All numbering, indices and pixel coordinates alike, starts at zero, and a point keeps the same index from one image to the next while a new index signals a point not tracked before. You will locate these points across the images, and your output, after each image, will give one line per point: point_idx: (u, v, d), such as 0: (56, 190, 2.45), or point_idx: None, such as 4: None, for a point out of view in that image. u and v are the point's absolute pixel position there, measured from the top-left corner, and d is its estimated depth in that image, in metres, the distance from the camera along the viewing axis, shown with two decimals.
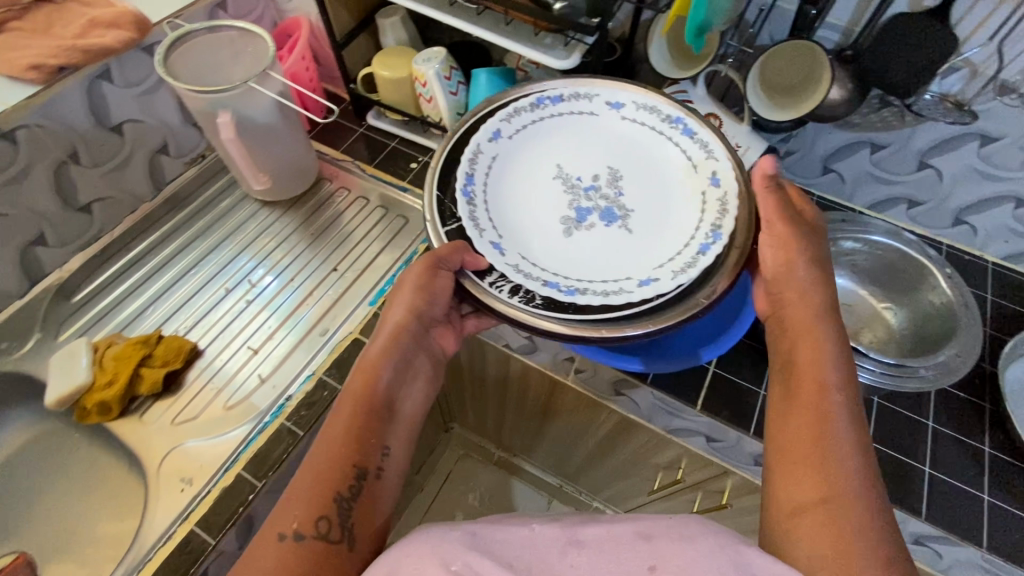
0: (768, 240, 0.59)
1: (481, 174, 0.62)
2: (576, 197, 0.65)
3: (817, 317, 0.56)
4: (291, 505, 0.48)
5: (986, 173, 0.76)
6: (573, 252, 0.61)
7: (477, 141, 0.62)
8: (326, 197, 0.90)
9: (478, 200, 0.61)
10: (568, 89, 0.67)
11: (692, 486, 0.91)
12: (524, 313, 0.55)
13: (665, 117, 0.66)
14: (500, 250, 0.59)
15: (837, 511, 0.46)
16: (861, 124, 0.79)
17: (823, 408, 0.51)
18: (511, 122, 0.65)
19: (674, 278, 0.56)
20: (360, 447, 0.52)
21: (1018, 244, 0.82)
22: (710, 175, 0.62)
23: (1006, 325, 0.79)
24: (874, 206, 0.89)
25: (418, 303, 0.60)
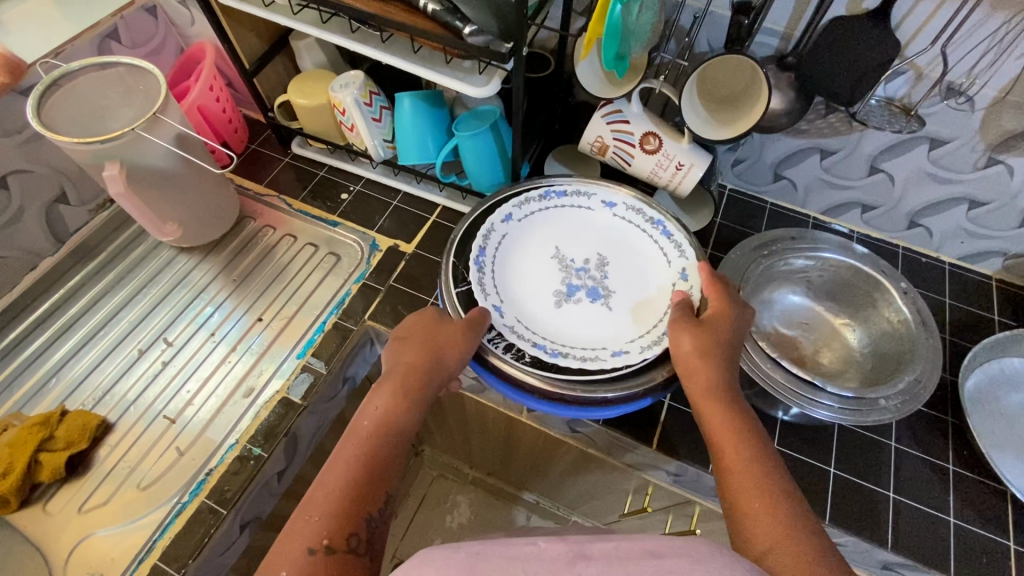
0: (680, 328, 0.56)
1: (492, 248, 0.65)
2: (568, 275, 0.66)
3: (716, 388, 0.53)
4: (312, 529, 0.44)
5: (937, 176, 0.74)
6: (560, 324, 0.62)
7: (490, 221, 0.66)
8: (250, 237, 0.83)
9: (487, 269, 0.63)
10: (571, 184, 0.70)
11: (661, 510, 0.84)
12: (511, 367, 0.58)
13: (650, 218, 0.67)
14: (499, 312, 0.61)
15: (802, 546, 0.43)
16: (809, 131, 0.76)
17: (747, 462, 0.49)
18: (523, 208, 0.68)
19: (643, 352, 0.59)
20: (382, 473, 0.49)
21: (974, 244, 0.80)
22: (680, 270, 0.64)
23: (965, 330, 0.77)
24: (829, 211, 0.86)
25: (442, 358, 0.55)
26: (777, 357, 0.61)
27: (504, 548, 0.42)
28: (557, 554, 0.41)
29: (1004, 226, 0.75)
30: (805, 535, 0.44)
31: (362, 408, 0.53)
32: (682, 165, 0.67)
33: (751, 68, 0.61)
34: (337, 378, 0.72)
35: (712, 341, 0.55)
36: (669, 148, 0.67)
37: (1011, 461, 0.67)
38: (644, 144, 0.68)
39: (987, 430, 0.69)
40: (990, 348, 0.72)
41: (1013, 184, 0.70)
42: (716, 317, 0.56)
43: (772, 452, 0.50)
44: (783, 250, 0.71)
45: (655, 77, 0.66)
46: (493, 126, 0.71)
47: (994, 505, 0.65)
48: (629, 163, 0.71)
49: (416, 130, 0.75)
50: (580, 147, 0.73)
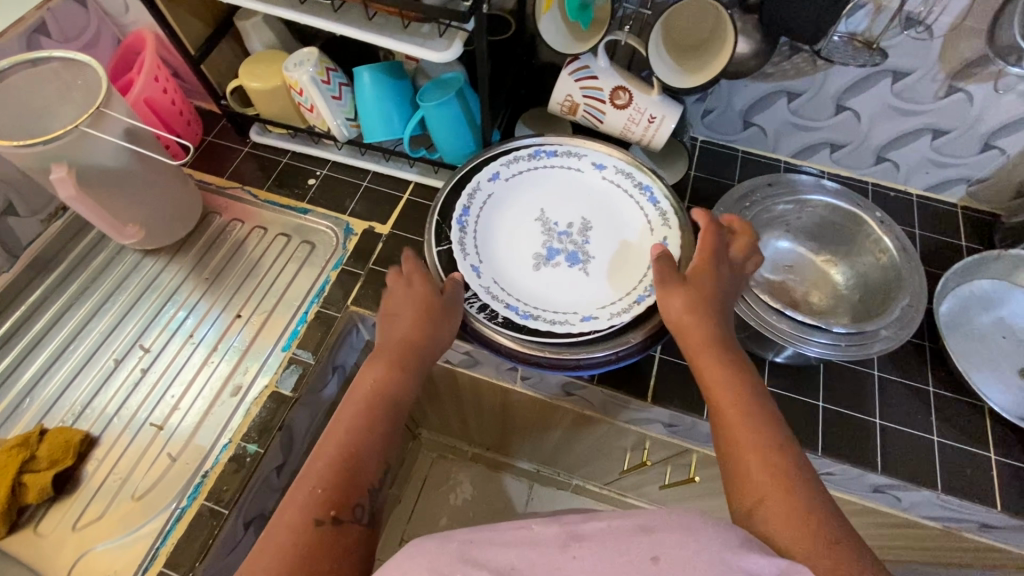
0: (674, 289, 0.55)
1: (477, 208, 0.65)
2: (550, 238, 0.65)
3: (711, 343, 0.53)
4: (317, 502, 0.44)
5: (900, 108, 0.75)
6: (537, 288, 0.61)
7: (476, 180, 0.66)
8: (217, 233, 0.80)
9: (470, 228, 0.63)
10: (561, 145, 0.69)
11: (660, 462, 0.86)
12: (483, 327, 0.57)
13: (638, 183, 0.67)
14: (477, 272, 0.60)
15: (792, 495, 0.44)
16: (775, 74, 0.76)
17: (744, 416, 0.49)
18: (510, 167, 0.68)
19: (611, 319, 0.58)
20: (379, 448, 0.49)
21: (939, 174, 0.82)
22: (661, 239, 0.63)
23: (935, 258, 0.80)
24: (798, 154, 0.87)
25: (417, 337, 0.54)
26: (782, 308, 0.62)
27: (497, 534, 0.42)
28: (551, 537, 0.41)
29: (966, 152, 0.77)
30: (799, 488, 0.45)
31: (357, 380, 0.53)
32: (654, 118, 0.66)
33: (728, 45, 0.59)
34: (327, 366, 0.71)
35: (703, 299, 0.55)
36: (639, 102, 0.66)
37: (986, 375, 0.70)
38: (615, 99, 0.67)
39: (963, 351, 0.72)
40: (960, 271, 0.75)
41: (972, 110, 0.72)
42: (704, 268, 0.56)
43: (770, 404, 0.51)
44: (763, 197, 0.71)
45: (620, 30, 0.65)
46: (458, 93, 0.69)
47: (973, 421, 0.68)
48: (601, 121, 0.69)
49: (380, 105, 0.72)
50: (550, 109, 0.71)
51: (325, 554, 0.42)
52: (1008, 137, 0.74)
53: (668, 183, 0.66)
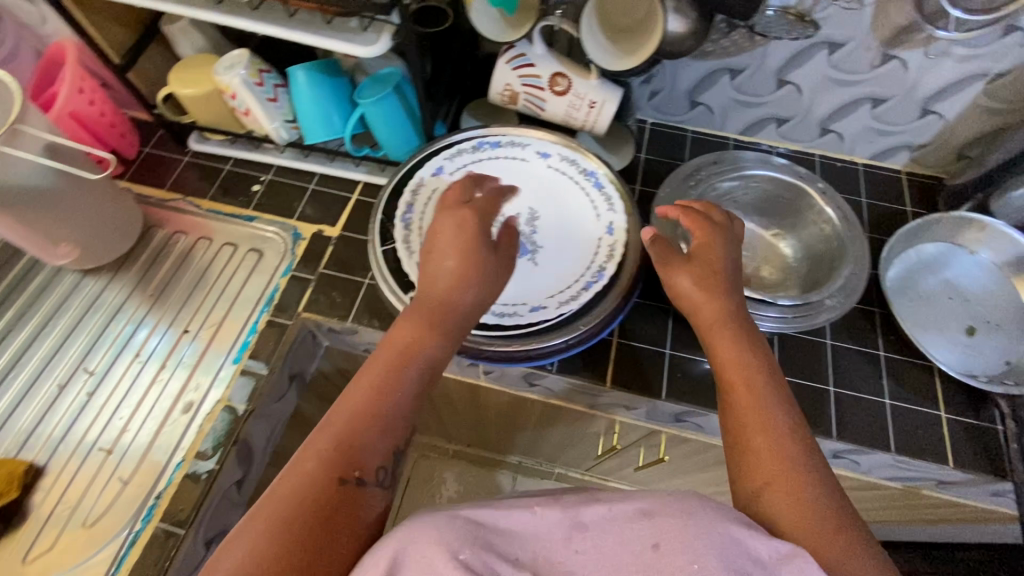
0: (683, 268, 0.57)
1: (421, 204, 0.64)
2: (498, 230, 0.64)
3: (724, 320, 0.54)
4: (336, 458, 0.42)
5: (839, 79, 0.76)
6: None
7: (420, 176, 0.65)
8: (161, 246, 0.77)
9: (415, 226, 0.62)
10: (505, 135, 0.68)
11: (633, 444, 0.87)
12: None
13: (582, 169, 0.67)
14: None
15: (796, 476, 0.44)
16: (715, 52, 0.77)
17: (754, 397, 0.49)
18: (454, 161, 0.67)
19: (560, 308, 0.58)
20: (407, 410, 0.47)
21: (882, 142, 0.83)
22: (607, 224, 0.63)
23: (882, 225, 0.81)
24: (746, 131, 0.87)
25: (460, 292, 0.53)
26: None
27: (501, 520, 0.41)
28: (554, 526, 0.40)
29: (906, 119, 0.79)
30: (806, 473, 0.45)
31: (386, 337, 0.51)
32: (594, 104, 0.66)
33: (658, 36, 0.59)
34: (285, 374, 0.72)
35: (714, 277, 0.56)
36: (578, 87, 0.66)
37: (933, 336, 0.72)
38: (554, 85, 0.66)
39: (911, 314, 0.73)
40: (909, 235, 0.77)
41: (908, 77, 0.73)
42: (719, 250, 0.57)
43: (784, 387, 0.50)
44: (709, 174, 0.71)
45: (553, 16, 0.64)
46: (396, 89, 0.68)
47: (923, 381, 0.70)
48: (542, 109, 0.69)
49: (318, 104, 0.71)
50: (491, 99, 0.70)
51: (338, 517, 0.40)
52: (944, 101, 0.75)
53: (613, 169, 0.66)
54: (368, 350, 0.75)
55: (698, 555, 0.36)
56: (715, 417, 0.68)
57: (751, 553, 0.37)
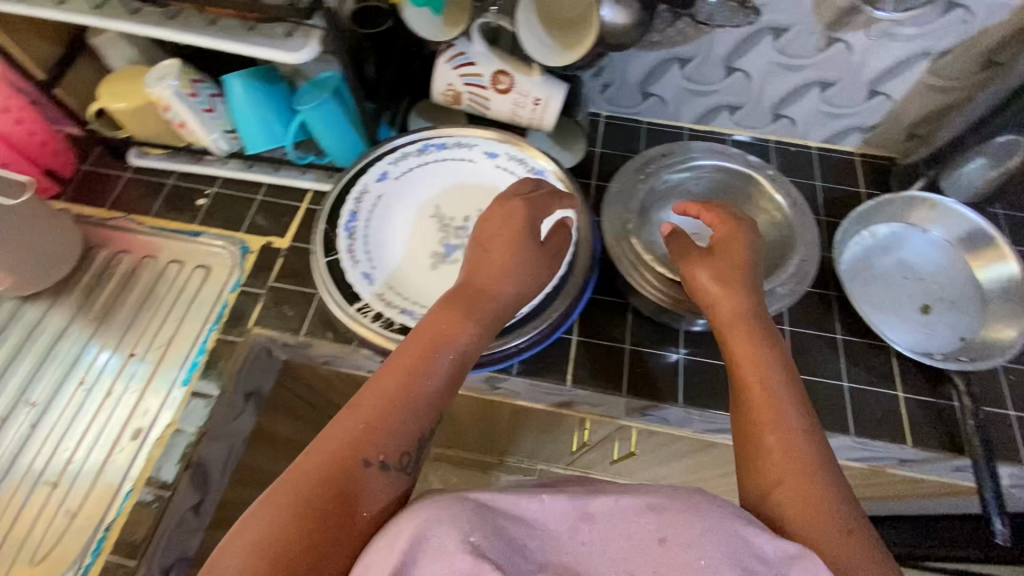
0: (704, 265, 0.57)
1: (365, 211, 0.62)
2: (447, 234, 0.62)
3: (743, 315, 0.54)
4: (362, 439, 0.42)
5: (786, 64, 0.76)
6: (435, 287, 0.59)
7: (363, 182, 0.63)
8: (104, 267, 0.75)
9: (360, 234, 0.60)
10: (450, 137, 0.66)
11: (604, 439, 0.87)
12: (379, 336, 0.55)
13: (531, 168, 0.65)
14: (369, 280, 0.57)
15: (805, 482, 0.44)
16: (662, 41, 0.76)
17: (769, 397, 0.49)
18: (399, 165, 0.65)
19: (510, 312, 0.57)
20: (436, 397, 0.46)
21: (833, 125, 0.83)
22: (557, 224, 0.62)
23: (837, 208, 0.82)
24: (700, 119, 0.87)
25: (493, 278, 0.54)
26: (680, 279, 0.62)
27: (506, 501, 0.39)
28: (559, 516, 0.39)
29: (855, 101, 0.79)
30: (818, 475, 0.44)
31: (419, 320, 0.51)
32: (538, 100, 0.65)
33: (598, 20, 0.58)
34: (239, 393, 0.70)
35: (732, 273, 0.56)
36: (521, 84, 0.64)
37: (890, 318, 0.72)
38: (496, 83, 0.65)
39: (868, 296, 0.74)
40: (865, 215, 0.77)
41: (854, 59, 0.73)
42: (741, 247, 0.57)
43: (798, 388, 0.50)
44: (658, 167, 0.70)
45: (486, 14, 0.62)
46: (334, 94, 0.66)
47: (879, 361, 0.71)
48: (487, 108, 0.67)
49: (256, 113, 0.68)
50: (434, 100, 0.68)
51: (359, 500, 0.40)
52: (891, 82, 0.75)
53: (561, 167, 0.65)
54: (324, 362, 0.73)
55: (704, 551, 0.35)
56: (677, 410, 0.68)
57: (759, 553, 0.36)
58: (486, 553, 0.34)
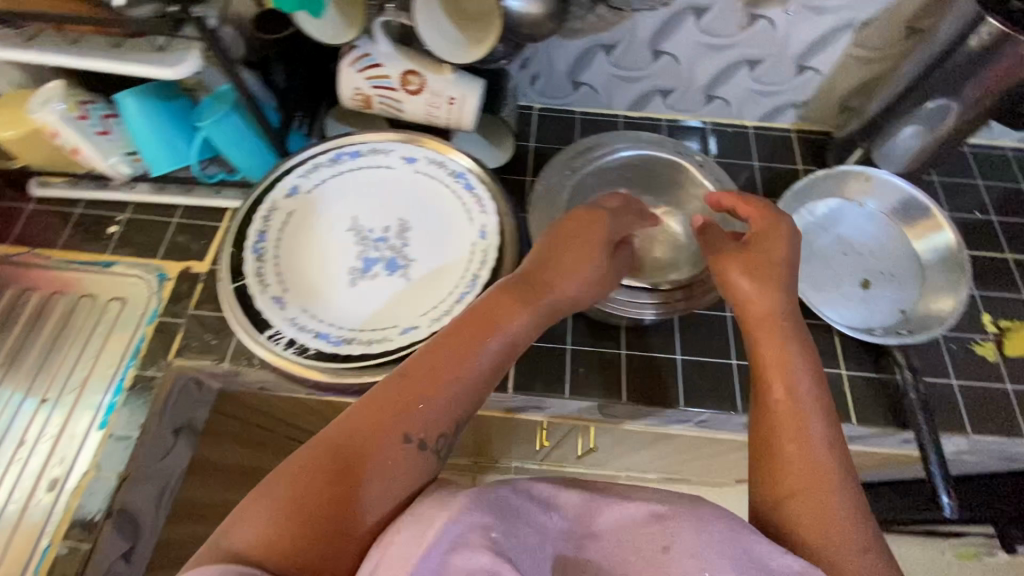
0: (738, 261, 0.55)
1: (275, 230, 0.58)
2: (365, 248, 0.59)
3: (775, 316, 0.52)
4: (403, 413, 0.42)
5: (711, 44, 0.74)
6: (353, 305, 0.55)
7: (272, 199, 0.59)
8: (8, 307, 0.70)
9: (269, 255, 0.57)
10: (364, 144, 0.63)
11: (562, 439, 0.85)
12: (291, 363, 0.51)
13: (452, 171, 0.62)
14: (279, 303, 0.54)
15: (819, 498, 0.43)
16: (584, 28, 0.73)
17: (794, 404, 0.47)
18: (310, 177, 0.62)
19: (432, 326, 0.53)
20: (478, 383, 0.46)
21: (767, 103, 0.82)
22: (480, 228, 0.59)
23: (775, 187, 0.80)
24: (634, 106, 0.84)
25: (559, 273, 0.53)
26: None
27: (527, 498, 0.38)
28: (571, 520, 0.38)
29: (785, 77, 0.77)
30: (838, 486, 0.44)
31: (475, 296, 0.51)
32: (453, 98, 0.61)
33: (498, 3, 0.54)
34: (165, 429, 0.66)
35: (766, 272, 0.53)
36: (432, 83, 0.61)
37: (830, 296, 0.72)
38: (406, 84, 0.61)
39: (808, 276, 0.72)
40: (801, 194, 0.76)
41: (778, 35, 0.72)
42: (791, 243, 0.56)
43: (826, 398, 0.48)
44: (580, 163, 0.68)
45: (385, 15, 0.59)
46: (235, 106, 0.62)
47: (822, 340, 0.70)
48: (401, 111, 0.64)
49: (155, 132, 0.64)
50: (345, 105, 0.65)
51: (390, 473, 0.40)
52: (817, 56, 0.74)
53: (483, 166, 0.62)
54: (256, 389, 0.70)
55: (708, 561, 0.34)
56: (622, 408, 0.66)
57: (762, 563, 0.35)
58: (505, 551, 0.34)
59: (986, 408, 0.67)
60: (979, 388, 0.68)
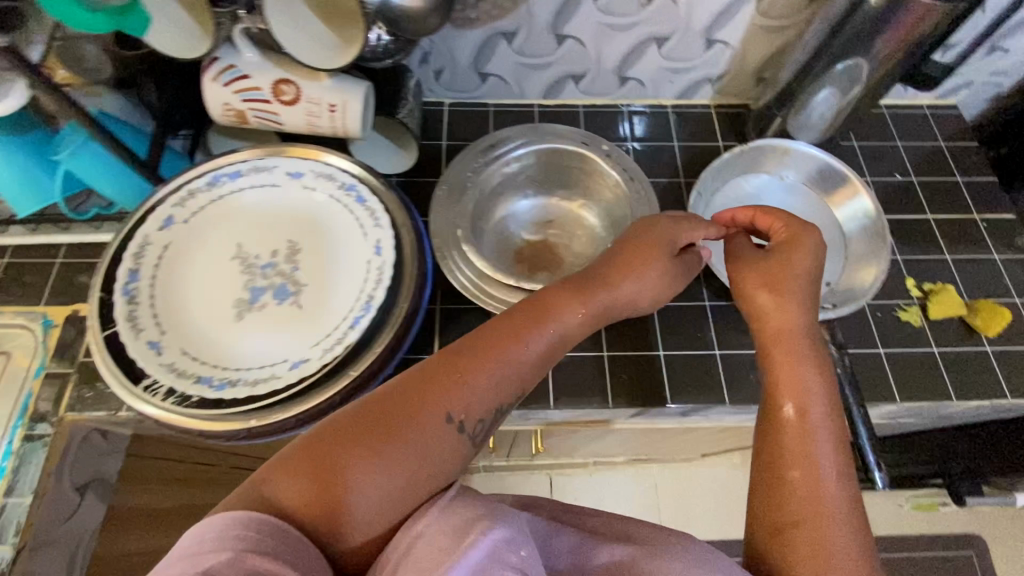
0: (756, 271, 0.53)
1: (149, 267, 0.53)
2: (252, 277, 0.55)
3: (793, 339, 0.50)
4: (453, 397, 0.43)
5: (614, 25, 0.71)
6: (240, 342, 0.52)
7: (143, 233, 0.54)
8: None
9: (143, 297, 0.52)
10: (243, 163, 0.58)
11: (507, 443, 0.82)
12: (171, 414, 0.47)
13: (342, 184, 0.58)
14: (155, 349, 0.50)
15: (821, 531, 0.42)
16: (478, 18, 0.69)
17: (805, 431, 0.46)
18: (187, 205, 0.57)
19: (324, 357, 0.50)
20: (521, 374, 0.47)
21: (682, 80, 0.79)
22: (375, 243, 0.55)
23: (697, 167, 0.78)
24: (547, 94, 0.81)
25: (617, 275, 0.53)
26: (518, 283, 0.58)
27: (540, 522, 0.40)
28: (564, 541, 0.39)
29: (694, 53, 0.75)
30: (840, 522, 0.42)
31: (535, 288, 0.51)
32: (334, 106, 0.57)
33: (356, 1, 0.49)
34: (65, 486, 0.63)
35: (786, 286, 0.52)
36: (307, 91, 0.56)
37: None
38: (280, 95, 0.56)
39: None
40: (720, 172, 0.73)
41: (680, 10, 0.69)
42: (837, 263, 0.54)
43: (838, 428, 0.47)
44: (479, 164, 0.65)
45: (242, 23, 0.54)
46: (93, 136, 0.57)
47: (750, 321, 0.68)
48: (281, 123, 0.59)
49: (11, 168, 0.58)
50: (219, 121, 0.60)
51: (433, 460, 0.40)
52: (723, 28, 0.72)
53: (374, 176, 0.58)
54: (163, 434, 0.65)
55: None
56: (549, 413, 0.64)
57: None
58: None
59: (913, 374, 0.67)
60: (905, 354, 0.68)
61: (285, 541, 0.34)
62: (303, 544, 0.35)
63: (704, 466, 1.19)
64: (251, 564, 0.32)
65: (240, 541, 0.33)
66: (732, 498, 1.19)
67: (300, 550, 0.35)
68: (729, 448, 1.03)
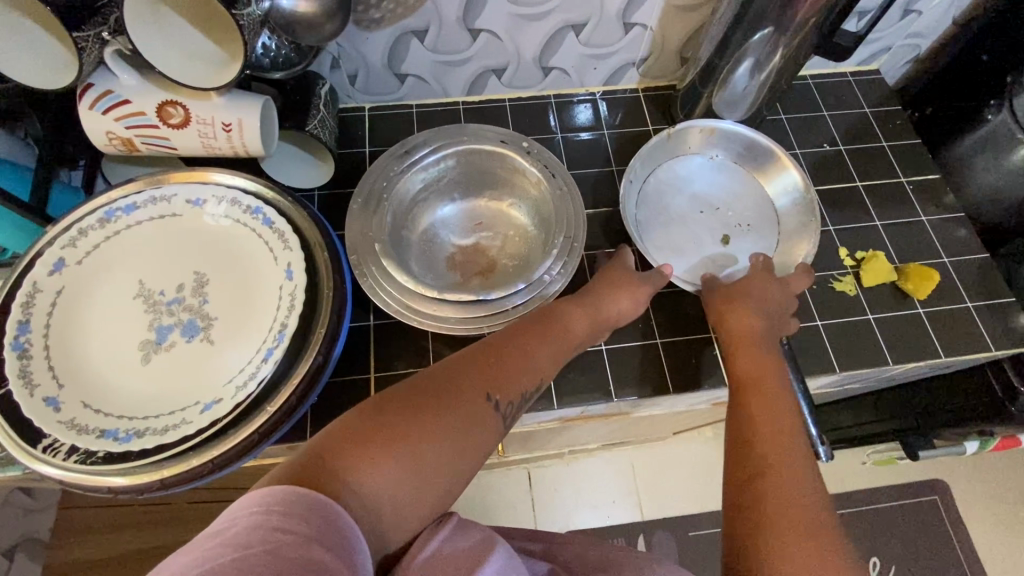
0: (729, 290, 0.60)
1: (42, 316, 0.49)
2: (157, 315, 0.52)
3: (753, 340, 0.56)
4: (492, 377, 0.44)
5: (526, 14, 0.68)
6: (149, 387, 0.49)
7: (31, 280, 0.50)
8: None
9: (35, 349, 0.48)
10: (138, 194, 0.54)
11: None
12: (76, 474, 0.44)
13: (247, 207, 0.55)
14: (53, 407, 0.46)
15: (784, 476, 0.42)
16: (383, 17, 0.66)
17: (767, 403, 0.49)
18: (81, 244, 0.52)
19: (237, 395, 0.47)
20: (543, 364, 0.49)
21: (605, 66, 0.77)
22: (286, 267, 0.52)
23: (628, 153, 0.77)
24: (470, 90, 0.78)
25: (623, 286, 0.58)
26: (442, 291, 0.56)
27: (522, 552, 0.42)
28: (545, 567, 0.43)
29: (613, 37, 0.73)
30: (804, 470, 0.43)
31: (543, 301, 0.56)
32: (228, 125, 0.53)
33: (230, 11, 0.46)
34: None
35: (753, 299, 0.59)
36: (196, 109, 0.53)
37: (691, 259, 0.68)
38: (167, 118, 0.53)
39: (667, 243, 0.69)
40: (649, 157, 0.72)
41: None
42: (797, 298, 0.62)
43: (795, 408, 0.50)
44: (393, 169, 0.64)
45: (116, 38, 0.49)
46: None
47: (692, 305, 0.67)
48: (174, 147, 0.55)
49: None
50: (107, 150, 0.56)
51: (474, 438, 0.41)
52: (639, 10, 0.70)
53: (282, 198, 0.55)
54: None
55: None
56: None
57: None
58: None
59: (853, 342, 0.67)
60: (844, 323, 0.68)
61: (337, 529, 0.31)
62: (349, 527, 0.32)
63: (676, 442, 1.20)
64: (311, 558, 0.28)
65: (306, 526, 0.30)
66: (706, 470, 1.20)
67: (342, 536, 0.31)
68: (697, 424, 1.03)
